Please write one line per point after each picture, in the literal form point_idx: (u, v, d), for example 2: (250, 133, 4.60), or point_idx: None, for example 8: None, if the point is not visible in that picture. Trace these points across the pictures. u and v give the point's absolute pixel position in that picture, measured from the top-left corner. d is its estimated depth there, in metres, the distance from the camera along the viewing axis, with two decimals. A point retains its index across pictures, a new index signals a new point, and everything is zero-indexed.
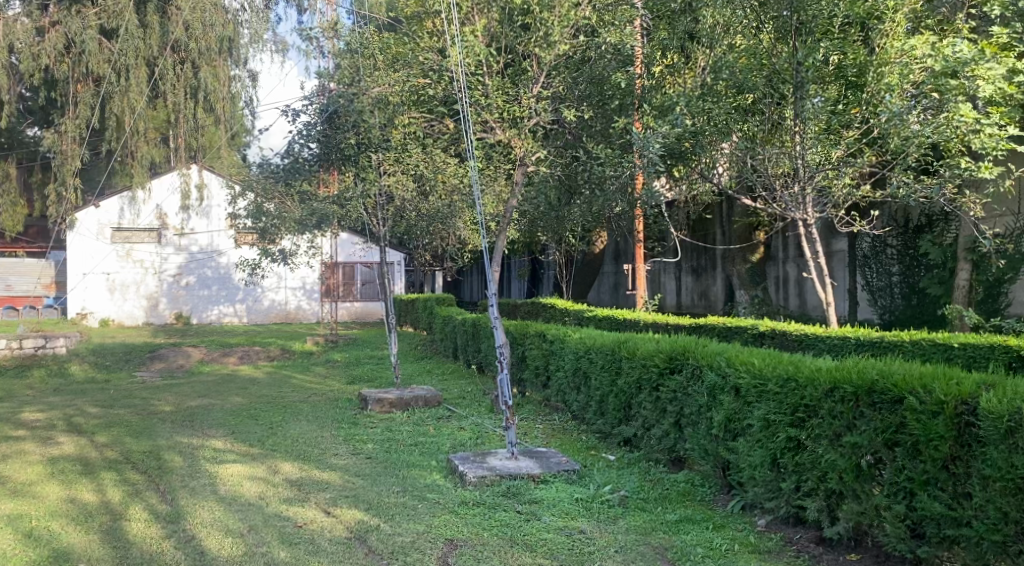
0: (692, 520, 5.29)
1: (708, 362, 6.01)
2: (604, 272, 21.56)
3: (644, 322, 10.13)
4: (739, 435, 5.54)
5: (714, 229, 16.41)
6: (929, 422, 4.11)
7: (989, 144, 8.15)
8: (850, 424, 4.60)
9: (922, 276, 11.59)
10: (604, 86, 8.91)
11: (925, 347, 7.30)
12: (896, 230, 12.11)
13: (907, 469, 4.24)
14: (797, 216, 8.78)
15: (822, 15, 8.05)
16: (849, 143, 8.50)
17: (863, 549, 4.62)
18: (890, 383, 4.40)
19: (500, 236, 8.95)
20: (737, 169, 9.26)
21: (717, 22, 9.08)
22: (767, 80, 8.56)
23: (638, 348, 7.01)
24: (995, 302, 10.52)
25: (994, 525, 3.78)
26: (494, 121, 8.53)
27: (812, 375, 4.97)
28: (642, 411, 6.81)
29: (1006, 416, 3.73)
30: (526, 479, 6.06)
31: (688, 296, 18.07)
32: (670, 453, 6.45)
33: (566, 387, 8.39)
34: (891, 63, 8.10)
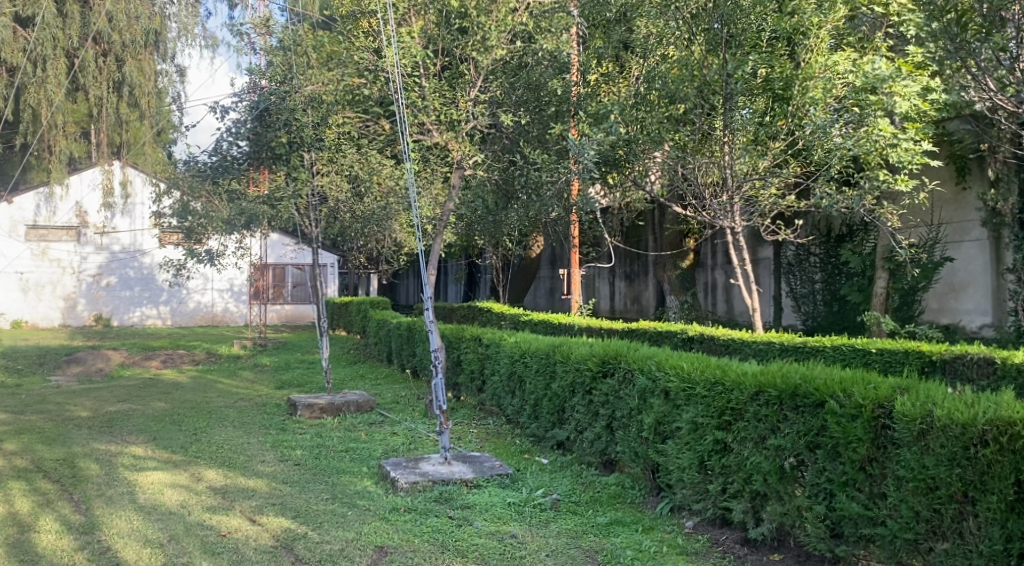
0: (622, 523, 5.34)
1: (639, 366, 6.10)
2: (539, 276, 21.70)
3: (579, 327, 10.22)
4: (669, 437, 5.63)
5: (647, 236, 16.70)
6: (848, 425, 4.27)
7: (905, 158, 8.70)
8: (774, 427, 4.74)
9: (843, 283, 12.02)
10: (541, 92, 8.89)
11: (844, 352, 7.58)
12: (818, 239, 12.49)
13: (827, 471, 4.39)
14: (726, 224, 9.06)
15: (751, 29, 8.30)
16: (775, 154, 8.80)
17: (786, 548, 4.75)
18: (813, 387, 4.55)
19: (435, 239, 8.87)
20: (671, 178, 9.53)
21: (651, 32, 9.22)
22: (698, 91, 8.56)
23: (572, 351, 7.06)
24: (910, 308, 11.03)
25: (907, 524, 3.94)
26: (432, 123, 8.49)
27: (738, 379, 5.10)
28: (575, 415, 6.86)
29: (919, 418, 3.91)
30: (459, 484, 6.02)
31: (622, 301, 18.31)
32: (602, 456, 6.51)
33: (500, 391, 8.39)
34: (815, 78, 8.36)
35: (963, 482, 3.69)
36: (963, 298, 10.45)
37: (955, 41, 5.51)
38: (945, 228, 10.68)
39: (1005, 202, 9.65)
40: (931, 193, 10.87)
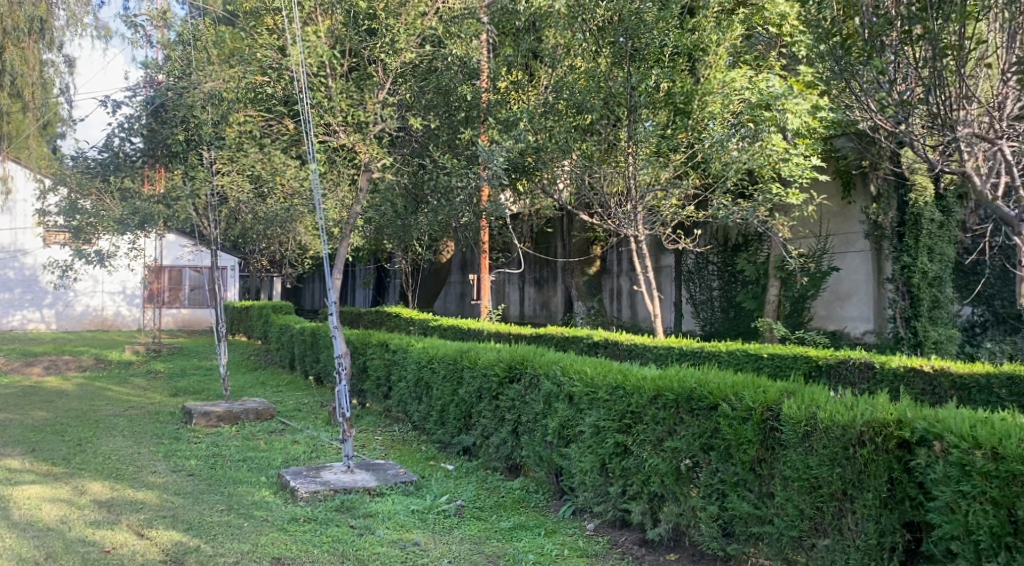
0: (525, 527, 5.38)
1: (545, 371, 6.17)
2: (450, 281, 21.66)
3: (488, 333, 10.25)
4: (572, 441, 5.72)
5: (555, 243, 16.92)
6: (739, 427, 4.45)
7: (794, 172, 9.15)
8: (671, 430, 4.89)
9: (739, 290, 12.50)
10: (450, 97, 8.89)
11: (738, 357, 7.87)
12: (716, 248, 12.93)
13: (720, 471, 4.56)
14: (630, 233, 9.37)
15: (654, 43, 8.48)
16: (676, 166, 9.13)
17: (681, 548, 4.88)
18: (707, 391, 4.73)
19: (341, 242, 8.70)
20: (577, 187, 9.68)
21: (559, 43, 9.29)
22: (604, 102, 8.83)
23: (479, 357, 7.05)
24: (800, 315, 11.58)
25: (792, 522, 4.13)
26: (338, 124, 8.36)
27: (638, 383, 5.23)
28: (481, 420, 6.86)
29: (803, 420, 4.11)
30: (361, 493, 5.92)
31: (531, 306, 18.49)
32: (507, 460, 6.53)
33: (407, 397, 8.30)
34: (713, 93, 8.73)
35: (843, 481, 3.90)
36: (848, 306, 11.07)
37: (840, 62, 5.91)
38: (832, 239, 11.30)
39: (885, 216, 10.15)
40: (820, 206, 11.49)
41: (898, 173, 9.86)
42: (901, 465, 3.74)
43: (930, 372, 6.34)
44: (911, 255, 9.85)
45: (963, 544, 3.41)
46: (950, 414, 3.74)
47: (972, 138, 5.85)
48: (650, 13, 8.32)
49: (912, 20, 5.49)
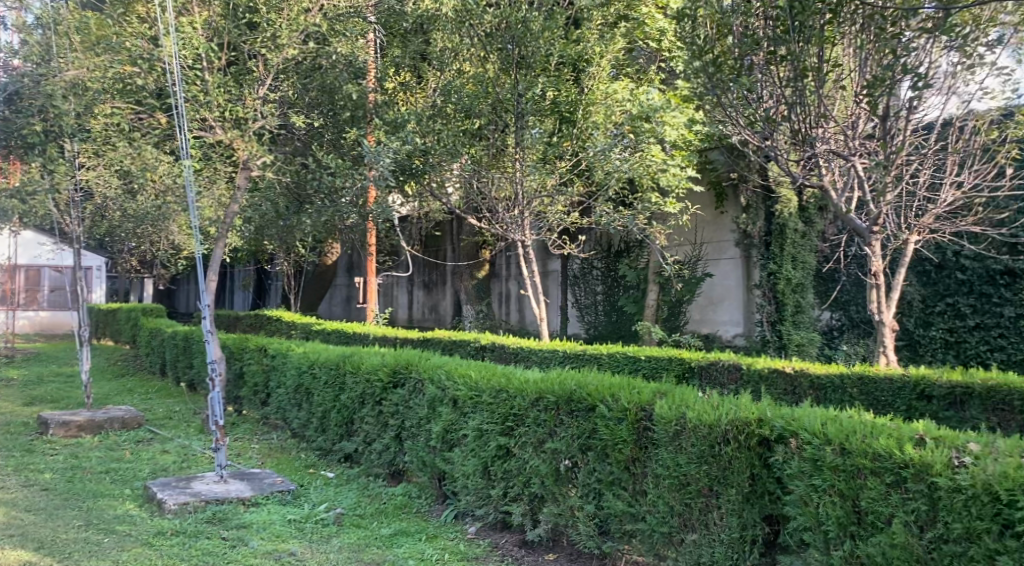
0: (407, 533, 5.32)
1: (429, 375, 6.15)
2: (337, 284, 21.24)
3: (373, 337, 10.10)
4: (455, 445, 5.71)
5: (444, 245, 16.92)
6: (615, 427, 4.58)
7: (673, 183, 9.54)
8: (551, 431, 4.98)
9: (621, 295, 12.90)
10: (335, 96, 8.96)
11: (619, 359, 8.10)
12: (600, 254, 13.26)
13: (596, 471, 4.68)
14: (517, 237, 9.46)
15: (540, 53, 8.60)
16: (561, 173, 9.36)
17: (559, 548, 4.97)
18: (586, 393, 4.85)
19: (217, 243, 8.36)
20: (466, 192, 9.65)
21: (446, 47, 9.21)
22: (492, 108, 8.89)
23: (362, 362, 6.93)
24: (677, 319, 12.12)
25: (663, 518, 4.29)
26: (215, 119, 8.09)
27: (520, 386, 5.30)
28: (364, 426, 6.74)
29: (674, 420, 4.29)
30: (235, 503, 5.70)
31: (419, 309, 18.41)
32: (390, 466, 6.45)
33: (286, 403, 8.05)
34: (597, 103, 9.14)
35: (709, 477, 4.09)
36: (719, 310, 11.66)
37: (712, 79, 6.16)
38: (706, 246, 11.89)
39: (754, 226, 10.68)
40: (694, 215, 12.05)
41: (766, 186, 10.39)
42: (762, 462, 3.96)
43: (791, 373, 6.75)
44: (776, 262, 10.48)
45: (815, 534, 3.65)
46: (806, 412, 3.99)
47: (828, 154, 6.31)
48: (536, 22, 8.42)
49: (777, 41, 5.81)
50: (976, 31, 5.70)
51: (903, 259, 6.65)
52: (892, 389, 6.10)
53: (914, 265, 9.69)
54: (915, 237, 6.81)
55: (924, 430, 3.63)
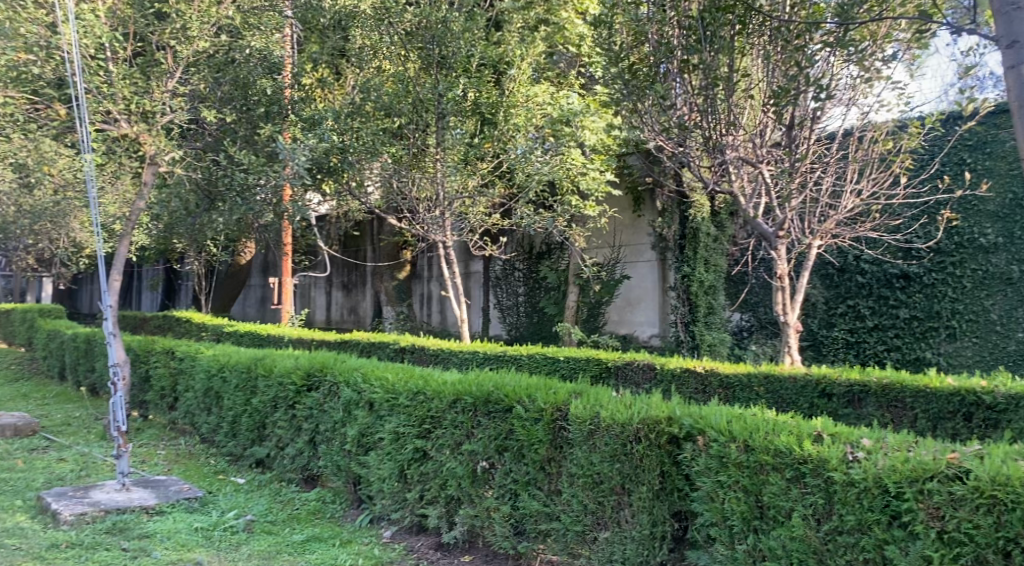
0: (319, 539, 5.21)
1: (344, 378, 6.04)
2: (252, 284, 20.71)
3: (289, 339, 9.88)
4: (371, 448, 5.62)
5: (364, 246, 16.66)
6: (531, 428, 4.61)
7: (592, 186, 9.58)
8: (468, 433, 4.96)
9: (542, 296, 13.02)
10: (248, 90, 8.80)
11: (538, 360, 8.18)
12: (522, 255, 13.30)
13: (513, 471, 4.70)
14: (438, 237, 9.35)
15: (460, 53, 8.59)
16: (483, 174, 9.37)
17: (475, 550, 4.95)
18: (503, 394, 4.87)
19: (122, 241, 8.00)
20: (386, 191, 9.49)
21: (365, 44, 9.21)
22: (412, 107, 8.77)
23: (275, 365, 6.75)
24: (596, 320, 12.31)
25: (577, 517, 4.33)
26: (120, 112, 7.76)
27: (438, 388, 5.26)
28: (276, 430, 6.57)
29: (588, 420, 4.34)
30: (137, 513, 5.46)
31: (338, 311, 18.10)
32: (303, 471, 6.30)
33: (195, 408, 7.76)
34: (517, 106, 9.14)
35: (621, 475, 4.16)
36: (637, 311, 11.91)
37: (628, 86, 6.33)
38: (624, 249, 12.11)
39: (669, 229, 11.01)
40: (612, 218, 12.27)
41: (680, 192, 10.71)
42: (671, 459, 4.06)
43: (702, 372, 6.94)
44: (690, 265, 10.73)
45: (720, 529, 3.76)
46: (713, 411, 4.11)
47: (738, 161, 6.53)
48: (456, 22, 8.39)
49: (690, 49, 5.99)
50: (873, 46, 6.03)
51: (806, 263, 6.92)
52: (795, 387, 6.31)
53: (818, 268, 10.09)
54: (817, 242, 7.09)
55: (822, 427, 3.80)
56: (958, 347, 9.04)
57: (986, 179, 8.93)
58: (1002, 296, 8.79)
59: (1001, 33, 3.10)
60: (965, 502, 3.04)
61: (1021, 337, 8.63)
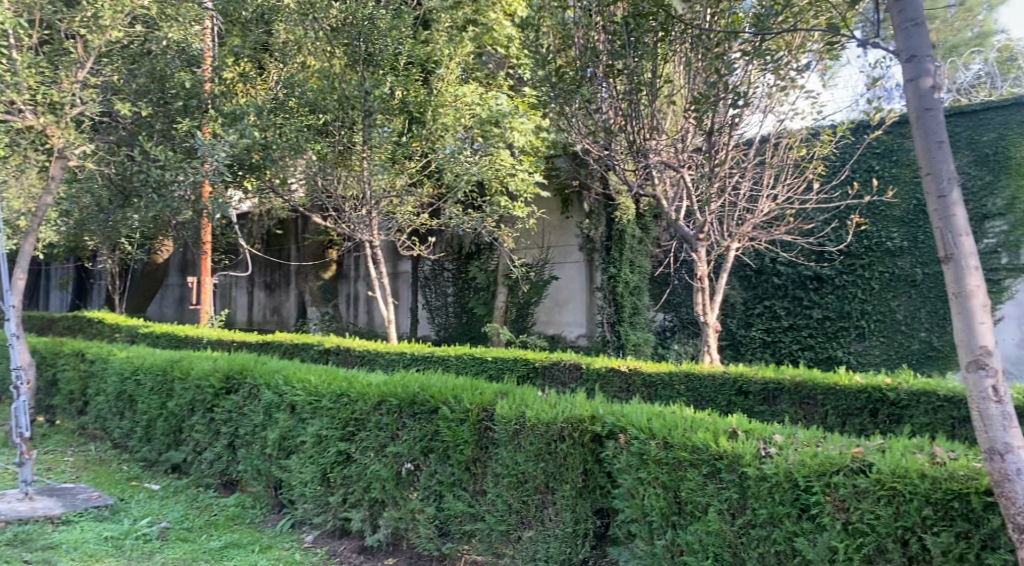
0: (238, 545, 5.07)
1: (265, 381, 5.90)
2: (169, 283, 20.01)
3: (208, 340, 9.59)
4: (292, 452, 5.50)
5: (288, 245, 16.31)
6: (457, 429, 4.59)
7: (522, 187, 9.70)
8: (394, 435, 4.92)
9: (471, 296, 13.03)
10: (165, 83, 8.70)
11: (466, 360, 8.18)
12: (451, 256, 13.27)
13: (437, 473, 4.68)
14: (365, 237, 9.22)
15: (388, 50, 8.52)
16: (411, 174, 9.30)
17: (399, 552, 4.90)
18: (429, 395, 4.84)
19: (27, 237, 7.62)
20: (311, 189, 9.21)
21: (289, 39, 9.05)
22: (337, 104, 8.60)
23: (192, 368, 6.54)
24: (525, 320, 12.38)
25: (501, 517, 4.33)
26: (25, 103, 7.40)
27: (362, 390, 5.20)
28: (193, 435, 6.36)
29: (513, 419, 4.36)
30: (41, 523, 5.22)
31: (260, 312, 17.66)
32: (222, 476, 6.13)
33: (106, 413, 7.45)
34: (446, 106, 9.18)
35: (546, 474, 4.19)
36: (565, 312, 12.04)
37: (555, 88, 6.33)
38: (552, 250, 12.22)
39: (596, 230, 11.21)
40: (540, 220, 12.37)
41: (606, 195, 10.89)
42: (594, 457, 4.12)
43: (626, 372, 7.05)
44: (616, 266, 10.90)
45: (640, 525, 3.83)
46: (635, 409, 4.20)
47: (661, 165, 6.69)
48: (383, 20, 8.32)
49: (615, 54, 6.08)
50: (788, 55, 6.27)
51: (725, 265, 7.13)
52: (715, 385, 6.48)
53: (736, 270, 10.40)
54: (735, 244, 7.33)
55: (737, 423, 3.92)
56: (867, 346, 9.48)
57: (892, 186, 9.39)
58: (907, 297, 9.27)
59: (901, 48, 3.26)
60: (868, 494, 3.18)
61: (923, 336, 9.14)
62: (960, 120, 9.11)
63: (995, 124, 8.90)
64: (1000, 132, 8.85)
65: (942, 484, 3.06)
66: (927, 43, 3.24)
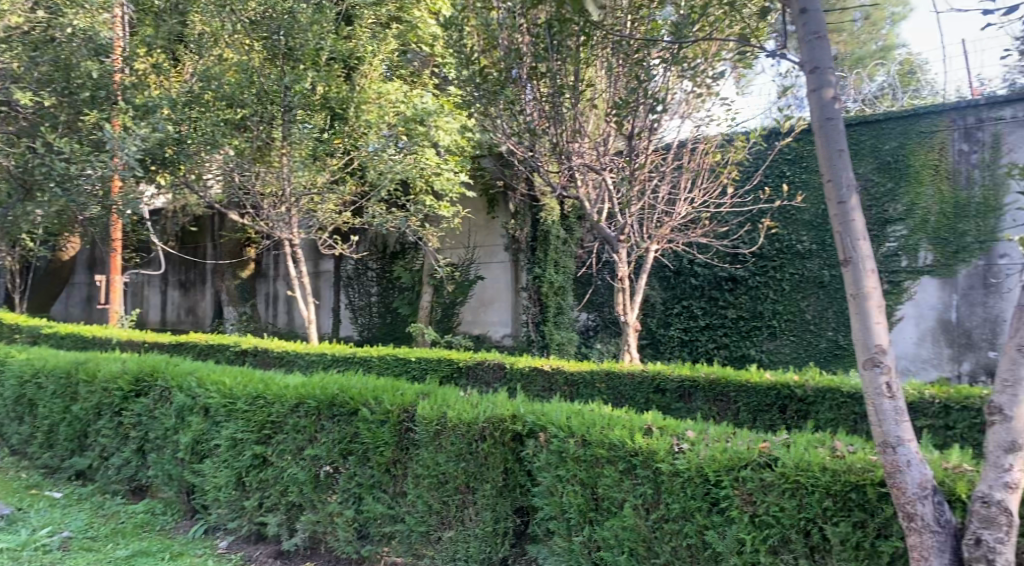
0: (146, 553, 4.88)
1: (177, 383, 5.70)
2: (75, 281, 19.11)
3: (116, 341, 9.20)
4: (206, 456, 5.34)
5: (204, 242, 15.80)
6: (377, 430, 4.54)
7: (447, 186, 9.71)
8: (312, 438, 4.83)
9: (395, 296, 12.92)
10: (71, 73, 8.79)
11: (388, 360, 8.12)
12: (375, 255, 13.12)
13: (357, 475, 4.62)
14: (284, 235, 9.07)
15: (309, 45, 8.34)
16: (333, 171, 9.07)
17: (317, 556, 4.82)
18: (348, 397, 4.77)
19: None
20: (228, 185, 9.03)
21: (205, 31, 8.70)
22: (256, 98, 8.43)
23: (99, 370, 6.27)
24: (450, 320, 12.37)
25: (422, 518, 4.32)
26: None
27: (279, 392, 5.08)
28: (100, 439, 6.09)
29: (434, 420, 4.34)
30: None
31: (174, 311, 17.05)
32: (131, 482, 5.91)
33: (4, 418, 7.06)
34: (369, 102, 9.04)
35: (466, 474, 4.20)
36: (490, 311, 12.07)
37: (479, 89, 6.34)
38: (478, 250, 12.25)
39: (521, 231, 11.31)
40: (466, 220, 12.38)
41: (532, 195, 10.98)
42: (514, 456, 4.15)
43: (549, 371, 7.13)
44: (540, 266, 10.99)
45: (558, 522, 3.89)
46: (554, 407, 4.25)
47: (582, 167, 6.81)
48: (303, 14, 8.16)
49: (538, 57, 6.11)
50: (704, 63, 6.48)
51: (645, 266, 7.27)
52: (634, 383, 6.63)
53: (656, 271, 10.66)
54: (654, 246, 7.53)
55: (652, 420, 4.02)
56: (779, 344, 9.86)
57: (802, 191, 9.78)
58: (815, 298, 9.65)
59: (805, 59, 3.40)
60: (773, 487, 3.31)
61: (830, 335, 9.52)
62: (865, 129, 9.56)
63: (895, 133, 9.39)
64: (900, 141, 9.34)
65: (841, 476, 3.21)
66: (828, 55, 3.38)
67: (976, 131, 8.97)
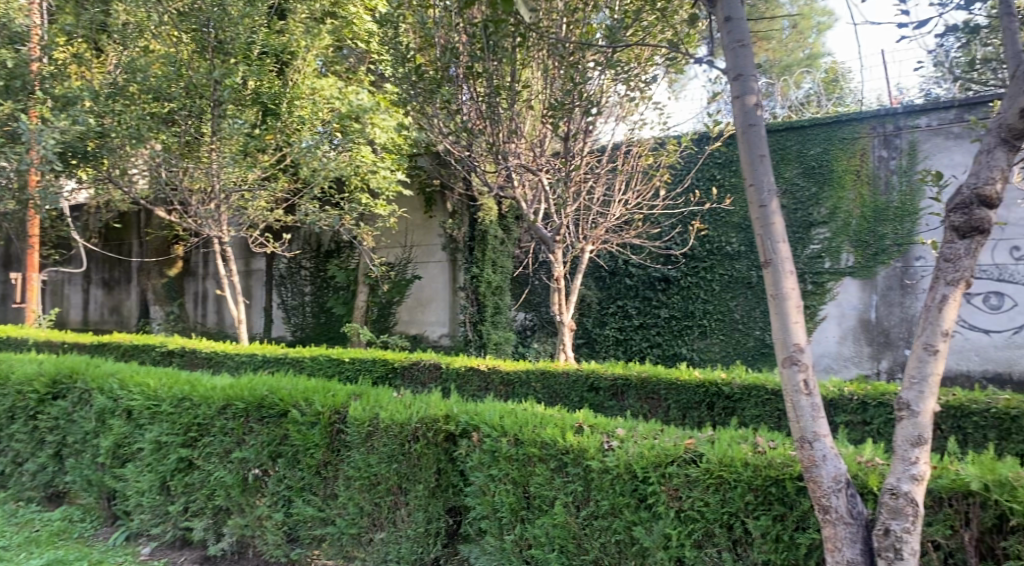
0: (63, 562, 4.69)
1: (98, 385, 5.50)
2: None
3: (34, 342, 8.81)
4: (128, 460, 5.17)
5: (129, 239, 15.29)
6: (307, 432, 4.47)
7: (383, 185, 9.49)
8: (239, 441, 4.71)
9: (330, 296, 12.73)
10: None
11: (321, 361, 8.01)
12: (309, 253, 12.91)
13: (287, 478, 4.53)
14: (212, 233, 8.90)
15: (240, 39, 8.09)
16: (263, 167, 8.95)
17: (245, 560, 4.73)
18: (278, 398, 4.67)
19: None
20: (155, 181, 8.82)
21: (129, 21, 8.47)
22: (185, 92, 8.19)
23: (13, 371, 5.99)
24: (385, 320, 12.27)
25: (353, 520, 4.27)
26: None
27: (205, 394, 4.94)
28: (13, 444, 5.83)
29: (367, 421, 4.30)
30: None
31: (97, 310, 16.43)
32: (47, 488, 5.68)
33: None
34: (303, 98, 8.94)
35: (399, 475, 4.18)
36: (426, 311, 12.01)
37: (415, 87, 6.31)
38: (414, 249, 12.18)
39: (459, 230, 11.24)
40: (402, 219, 12.30)
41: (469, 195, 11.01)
42: (447, 456, 4.13)
43: (484, 371, 7.14)
44: (478, 266, 10.97)
45: (490, 521, 3.90)
46: (487, 407, 4.26)
47: (518, 167, 6.83)
48: (235, 7, 7.89)
49: (473, 57, 6.05)
50: (637, 67, 6.61)
51: (580, 266, 7.34)
52: (568, 382, 6.70)
53: (592, 271, 10.80)
54: (589, 246, 7.58)
55: (583, 419, 4.06)
56: (708, 344, 10.10)
57: (731, 194, 10.05)
58: (744, 298, 9.92)
59: (729, 66, 3.49)
60: (698, 483, 3.40)
61: (757, 334, 9.80)
62: (791, 135, 9.89)
63: (819, 140, 9.74)
64: (825, 147, 9.69)
65: (762, 472, 3.31)
66: (751, 63, 3.48)
67: (894, 138, 9.37)
